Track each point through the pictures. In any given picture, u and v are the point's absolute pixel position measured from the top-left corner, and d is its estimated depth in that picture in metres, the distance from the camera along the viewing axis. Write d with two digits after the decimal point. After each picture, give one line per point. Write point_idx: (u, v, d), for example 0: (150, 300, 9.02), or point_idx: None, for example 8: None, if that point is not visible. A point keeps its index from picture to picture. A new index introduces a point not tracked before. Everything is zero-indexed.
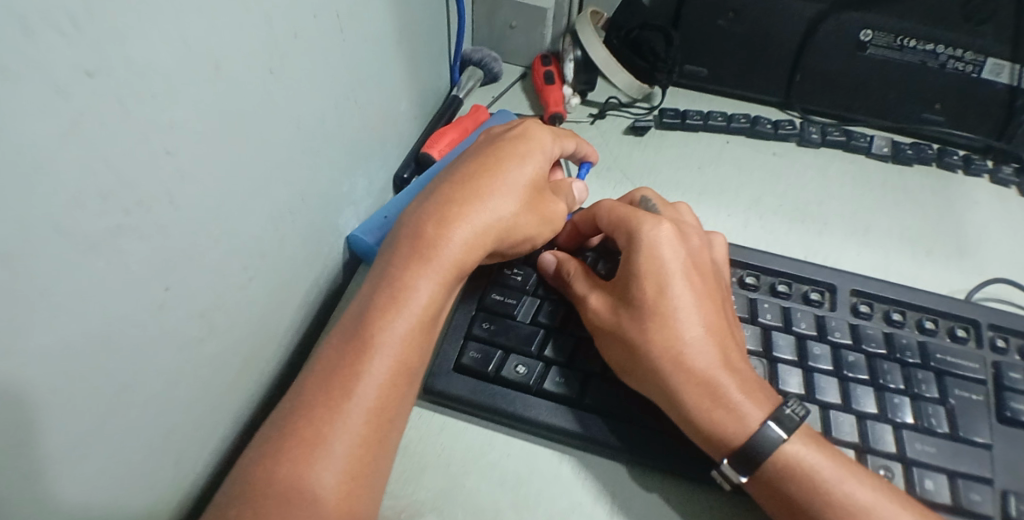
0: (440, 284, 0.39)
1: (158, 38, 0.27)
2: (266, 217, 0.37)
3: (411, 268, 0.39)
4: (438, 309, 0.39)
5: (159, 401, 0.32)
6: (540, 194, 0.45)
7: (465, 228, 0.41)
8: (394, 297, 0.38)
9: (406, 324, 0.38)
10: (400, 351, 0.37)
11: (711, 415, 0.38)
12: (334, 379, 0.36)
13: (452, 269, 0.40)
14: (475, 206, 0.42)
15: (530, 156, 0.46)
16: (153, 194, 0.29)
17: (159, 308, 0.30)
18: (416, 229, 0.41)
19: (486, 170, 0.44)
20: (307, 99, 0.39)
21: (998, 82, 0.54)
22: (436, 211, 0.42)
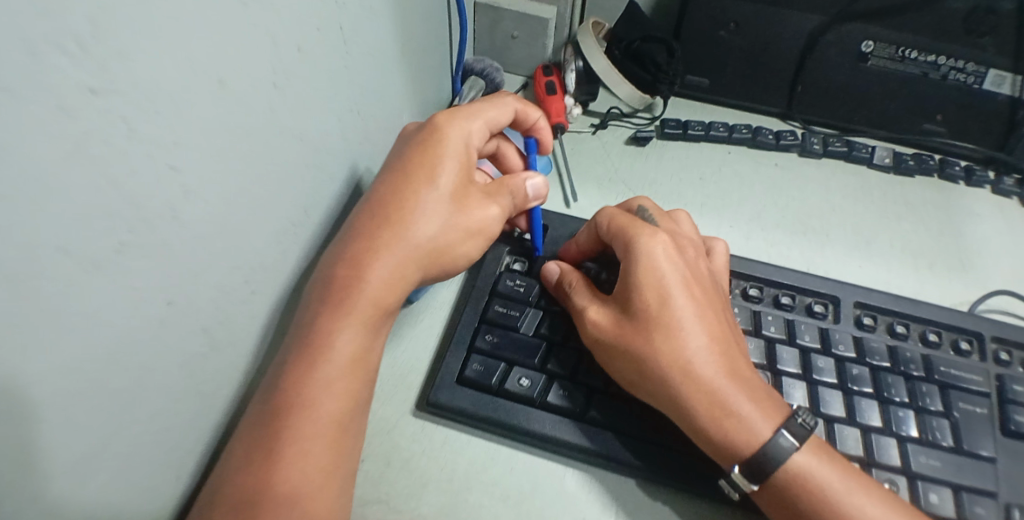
0: (364, 324, 0.38)
1: (162, 54, 0.27)
2: (269, 231, 0.37)
3: (332, 312, 0.37)
4: (365, 345, 0.38)
5: (160, 417, 0.32)
6: (466, 202, 0.42)
7: (383, 262, 0.39)
8: (315, 342, 0.36)
9: (334, 366, 0.37)
10: (334, 394, 0.36)
11: (720, 425, 0.37)
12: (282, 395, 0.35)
13: (373, 306, 0.38)
14: (393, 233, 0.40)
15: (449, 158, 0.42)
16: (157, 210, 0.28)
17: (163, 324, 0.30)
18: (334, 265, 0.39)
19: (405, 182, 0.41)
20: (310, 112, 0.39)
21: (999, 93, 0.54)
22: (356, 243, 0.39)
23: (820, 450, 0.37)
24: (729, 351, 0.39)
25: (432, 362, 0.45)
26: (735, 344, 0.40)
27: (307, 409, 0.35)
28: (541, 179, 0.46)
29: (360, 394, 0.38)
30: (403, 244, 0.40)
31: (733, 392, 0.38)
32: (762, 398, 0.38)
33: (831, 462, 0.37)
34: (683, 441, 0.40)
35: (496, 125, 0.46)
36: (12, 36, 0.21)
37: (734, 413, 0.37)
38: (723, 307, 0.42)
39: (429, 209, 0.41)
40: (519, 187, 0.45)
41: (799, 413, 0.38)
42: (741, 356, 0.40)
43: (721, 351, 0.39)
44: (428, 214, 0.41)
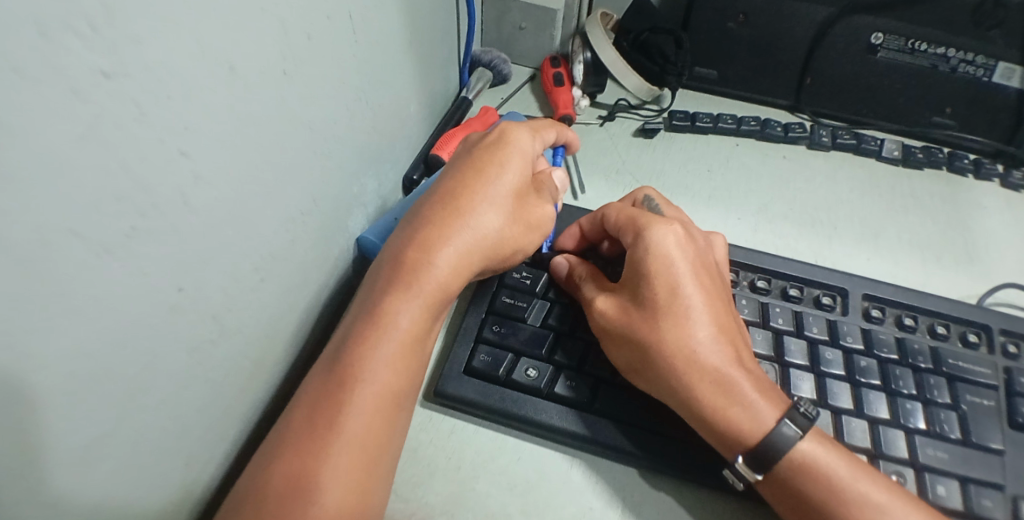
0: (427, 308, 0.38)
1: (173, 40, 0.27)
2: (278, 220, 0.37)
3: (395, 293, 0.38)
4: (424, 329, 0.38)
5: (171, 401, 0.32)
6: (528, 198, 0.43)
7: (448, 246, 0.39)
8: (377, 321, 0.37)
9: (393, 348, 0.37)
10: (387, 374, 0.36)
11: (724, 415, 0.38)
12: (336, 375, 0.35)
13: (438, 291, 0.39)
14: (458, 219, 0.40)
15: (514, 153, 0.43)
16: (169, 197, 0.28)
17: (173, 310, 0.30)
18: (403, 248, 0.39)
19: (470, 174, 0.42)
20: (319, 100, 0.38)
21: (1009, 87, 0.54)
22: (422, 229, 0.40)
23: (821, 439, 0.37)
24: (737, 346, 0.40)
25: (440, 352, 0.45)
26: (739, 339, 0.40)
27: (359, 385, 0.35)
28: (562, 172, 0.47)
29: (413, 376, 0.38)
30: (467, 230, 0.40)
31: (762, 384, 0.38)
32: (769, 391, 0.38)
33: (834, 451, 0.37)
34: (692, 432, 0.40)
35: (547, 135, 0.47)
36: (26, 21, 0.21)
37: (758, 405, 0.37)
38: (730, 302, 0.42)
39: (490, 200, 0.41)
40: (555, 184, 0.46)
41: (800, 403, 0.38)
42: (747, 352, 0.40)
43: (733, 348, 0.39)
44: (492, 204, 0.41)
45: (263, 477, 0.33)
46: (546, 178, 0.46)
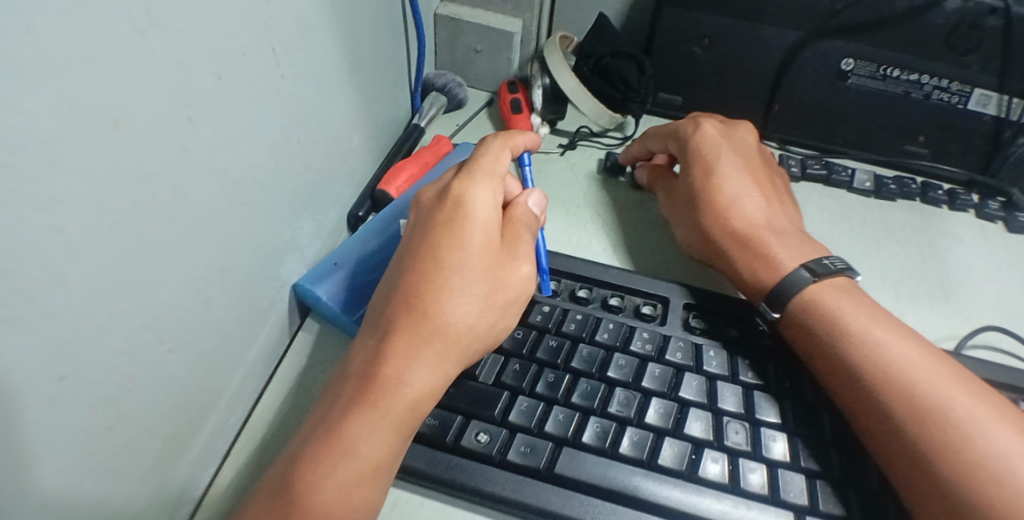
0: (394, 429, 0.34)
1: (39, 98, 0.23)
2: (189, 280, 0.32)
3: (356, 411, 0.33)
4: (391, 453, 0.34)
5: (57, 503, 0.27)
6: (505, 275, 0.38)
7: (416, 355, 0.35)
8: (334, 442, 0.32)
9: (352, 476, 0.32)
10: (340, 508, 0.32)
11: (747, 241, 0.45)
12: (283, 509, 0.31)
13: (406, 408, 0.34)
14: (428, 323, 0.35)
15: (474, 230, 0.38)
16: (34, 275, 0.24)
17: (51, 403, 0.26)
18: (369, 357, 0.35)
19: (432, 261, 0.37)
20: (236, 143, 0.34)
21: (984, 114, 0.52)
22: (385, 335, 0.35)
23: (828, 319, 0.40)
24: (745, 224, 0.45)
25: None
26: (757, 223, 0.45)
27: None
28: (539, 197, 0.43)
29: (377, 502, 0.33)
30: (438, 336, 0.35)
31: (775, 265, 0.43)
32: (834, 289, 0.41)
33: (844, 327, 0.39)
34: (665, 502, 0.35)
35: (504, 168, 0.41)
36: None
37: (752, 280, 0.44)
38: (775, 192, 0.48)
39: (463, 294, 0.36)
40: (531, 225, 0.41)
41: (823, 259, 0.42)
42: (780, 235, 0.45)
43: (738, 229, 0.45)
44: (465, 298, 0.36)
45: None
46: (519, 223, 0.41)
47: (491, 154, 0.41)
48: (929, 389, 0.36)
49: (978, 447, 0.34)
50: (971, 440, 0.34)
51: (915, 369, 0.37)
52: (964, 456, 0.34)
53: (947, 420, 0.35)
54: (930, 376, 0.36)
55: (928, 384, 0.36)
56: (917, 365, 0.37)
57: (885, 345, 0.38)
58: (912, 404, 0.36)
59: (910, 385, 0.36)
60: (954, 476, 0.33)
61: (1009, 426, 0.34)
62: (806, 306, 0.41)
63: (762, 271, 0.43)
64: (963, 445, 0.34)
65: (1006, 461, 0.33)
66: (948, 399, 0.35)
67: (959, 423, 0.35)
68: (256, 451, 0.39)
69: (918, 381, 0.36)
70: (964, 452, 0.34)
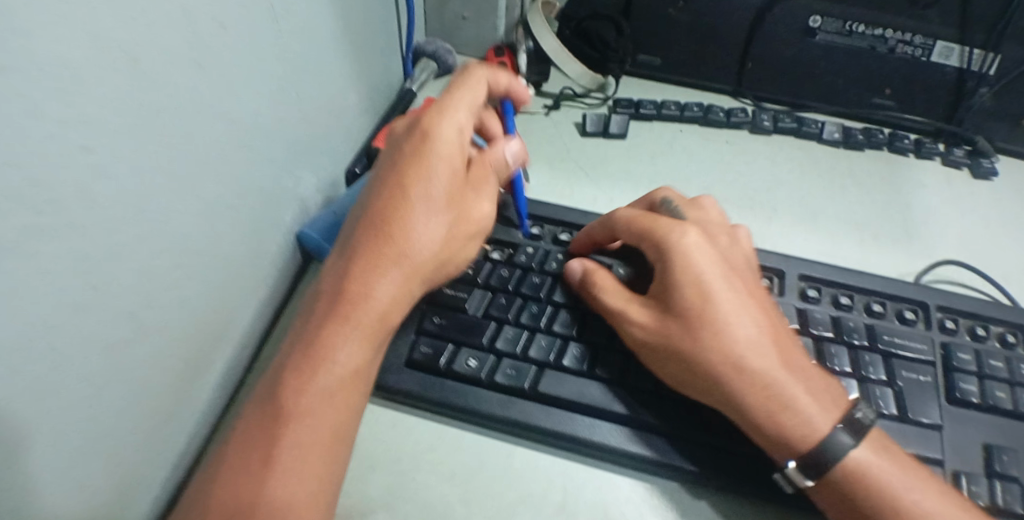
0: (366, 339, 0.37)
1: (66, 33, 0.26)
2: (198, 214, 0.36)
3: (329, 328, 0.36)
4: (365, 363, 0.37)
5: (89, 407, 0.30)
6: (464, 204, 0.41)
7: (381, 272, 0.37)
8: (309, 355, 0.35)
9: (332, 384, 0.35)
10: (323, 414, 0.35)
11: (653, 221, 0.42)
12: (272, 410, 0.34)
13: (376, 322, 0.37)
14: (393, 246, 0.38)
15: (438, 160, 0.40)
16: (65, 193, 0.27)
17: (80, 310, 0.29)
18: (338, 279, 0.37)
19: (399, 188, 0.39)
20: (238, 91, 0.37)
21: (947, 65, 0.54)
22: (353, 259, 0.38)
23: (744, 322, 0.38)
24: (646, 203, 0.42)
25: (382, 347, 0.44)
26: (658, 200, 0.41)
27: (295, 426, 0.34)
28: (518, 142, 0.45)
29: (356, 410, 0.37)
30: (406, 259, 0.38)
31: (699, 268, 0.38)
32: (745, 290, 0.39)
33: (700, 330, 0.37)
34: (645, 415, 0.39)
35: (476, 103, 0.43)
36: None
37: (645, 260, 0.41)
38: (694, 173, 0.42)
39: (427, 220, 0.39)
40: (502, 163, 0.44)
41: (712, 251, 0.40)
42: (716, 239, 0.42)
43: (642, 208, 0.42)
44: (429, 224, 0.39)
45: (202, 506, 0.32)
46: (488, 164, 0.43)
47: (460, 89, 0.43)
48: (758, 401, 0.36)
49: (848, 468, 0.35)
50: (819, 459, 0.35)
51: (722, 370, 0.36)
52: (833, 470, 0.35)
53: (781, 432, 0.36)
54: (754, 380, 0.36)
55: (738, 391, 0.36)
56: (768, 375, 0.36)
57: (769, 354, 0.37)
58: (786, 414, 0.36)
59: (723, 385, 0.36)
60: (814, 488, 0.35)
61: (882, 450, 0.35)
62: (699, 308, 0.37)
63: (673, 267, 0.39)
64: (820, 468, 0.35)
65: (869, 482, 0.35)
66: (812, 415, 0.35)
67: (813, 439, 0.35)
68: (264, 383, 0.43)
69: (791, 392, 0.36)
70: (833, 472, 0.35)
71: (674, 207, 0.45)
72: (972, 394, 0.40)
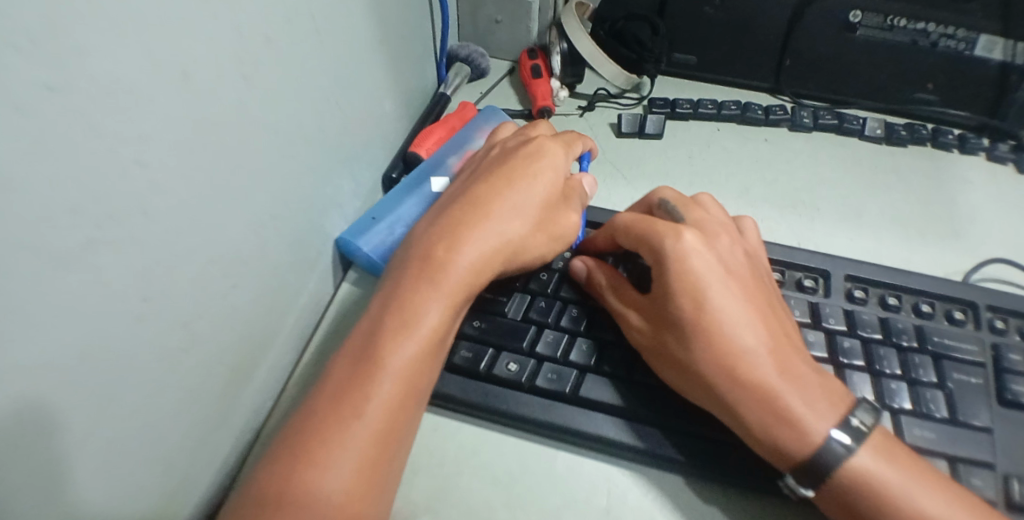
0: (451, 305, 0.37)
1: (124, 51, 0.27)
2: (246, 223, 0.36)
3: (417, 289, 0.37)
4: (448, 328, 0.37)
5: (147, 415, 0.31)
6: (553, 207, 0.43)
7: (469, 246, 0.39)
8: (399, 314, 0.36)
9: (417, 343, 0.36)
10: (402, 378, 0.35)
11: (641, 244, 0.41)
12: (357, 368, 0.35)
13: (460, 290, 0.38)
14: (483, 224, 0.40)
15: (544, 172, 0.44)
16: (125, 205, 0.28)
17: (139, 320, 0.29)
18: (429, 248, 0.39)
19: (497, 182, 0.43)
20: (283, 101, 0.38)
21: (991, 59, 0.53)
22: (445, 231, 0.40)
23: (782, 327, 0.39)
24: (639, 232, 0.41)
25: None
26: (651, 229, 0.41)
27: (379, 377, 0.34)
28: (591, 180, 0.48)
29: (430, 376, 0.37)
30: (492, 234, 0.40)
31: (690, 277, 0.38)
32: (744, 295, 0.38)
33: (691, 339, 0.37)
34: (692, 420, 0.39)
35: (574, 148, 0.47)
36: None
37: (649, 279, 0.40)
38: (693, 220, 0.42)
39: (515, 209, 0.41)
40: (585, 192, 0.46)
41: (727, 260, 0.40)
42: (715, 238, 0.41)
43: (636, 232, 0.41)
44: (519, 213, 0.41)
45: (256, 492, 0.31)
46: (574, 192, 0.46)
47: (567, 138, 0.48)
48: (753, 410, 0.36)
49: (849, 475, 0.34)
50: (814, 468, 0.34)
51: (714, 380, 0.37)
52: (834, 479, 0.34)
53: (774, 439, 0.35)
54: (754, 391, 0.36)
55: (739, 399, 0.36)
56: (767, 382, 0.36)
57: (772, 363, 0.36)
58: (779, 424, 0.35)
59: (717, 394, 0.37)
60: (816, 496, 0.35)
61: (882, 456, 0.34)
62: (691, 317, 0.38)
63: (666, 277, 0.39)
64: (817, 478, 0.34)
65: (869, 490, 0.34)
66: (811, 423, 0.35)
67: (812, 446, 0.34)
68: (309, 387, 0.44)
69: (786, 399, 0.35)
70: (832, 480, 0.34)
71: (672, 207, 0.44)
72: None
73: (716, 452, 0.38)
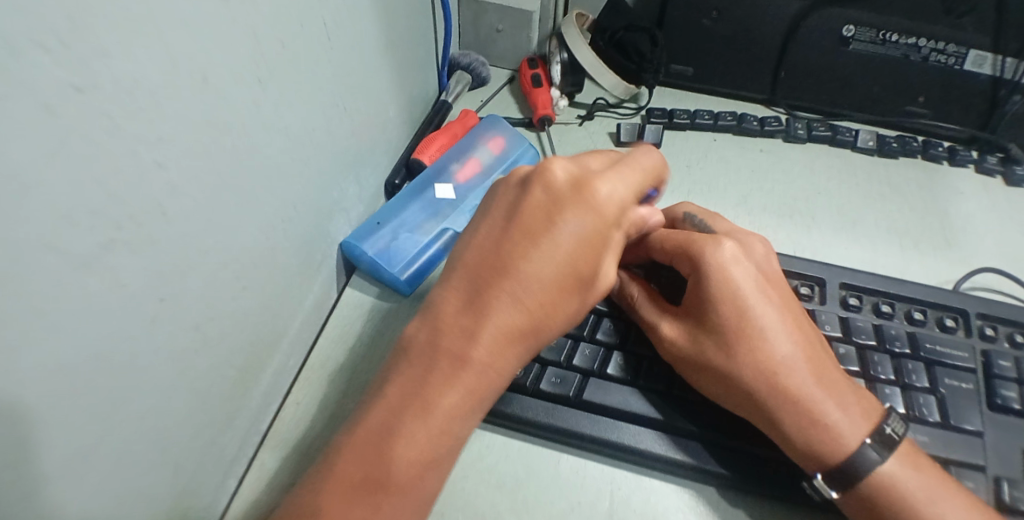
0: (470, 398, 0.34)
1: (147, 55, 0.27)
2: (257, 227, 0.37)
3: (434, 386, 0.34)
4: (466, 420, 0.34)
5: (157, 414, 0.31)
6: (593, 260, 0.36)
7: (488, 333, 0.34)
8: (416, 415, 0.33)
9: (435, 443, 0.34)
10: (436, 470, 0.34)
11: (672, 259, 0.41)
12: (367, 469, 0.32)
13: (478, 380, 0.34)
14: (495, 302, 0.35)
15: (575, 220, 0.36)
16: (144, 208, 0.28)
17: (153, 320, 0.30)
18: (438, 333, 0.35)
19: (512, 244, 0.36)
20: (294, 106, 0.38)
21: (981, 73, 0.54)
22: (459, 311, 0.35)
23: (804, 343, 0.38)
24: (676, 244, 0.41)
25: None
26: (693, 239, 0.40)
27: (396, 482, 0.33)
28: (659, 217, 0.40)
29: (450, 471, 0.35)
30: (516, 311, 0.35)
31: (731, 285, 0.38)
32: (784, 304, 0.39)
33: (733, 344, 0.38)
34: (696, 425, 0.40)
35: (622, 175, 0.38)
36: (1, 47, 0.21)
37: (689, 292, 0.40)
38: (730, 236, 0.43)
39: (536, 274, 0.35)
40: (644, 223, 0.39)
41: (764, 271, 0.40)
42: (750, 250, 0.42)
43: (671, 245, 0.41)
44: (538, 280, 0.35)
45: None
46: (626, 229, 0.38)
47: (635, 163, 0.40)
48: (789, 415, 0.36)
49: (876, 481, 0.35)
50: (847, 471, 0.35)
51: (757, 387, 0.37)
52: (863, 484, 0.35)
53: (811, 444, 0.36)
54: (793, 395, 0.36)
55: (779, 406, 0.37)
56: (806, 390, 0.36)
57: (807, 374, 0.37)
58: (817, 428, 0.36)
59: (757, 402, 0.37)
60: (841, 498, 0.36)
61: (909, 463, 0.36)
62: (733, 323, 0.38)
63: (703, 284, 0.39)
64: (846, 481, 0.35)
65: (893, 494, 0.35)
66: (844, 429, 0.36)
67: (844, 453, 0.35)
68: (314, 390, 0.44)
69: (825, 408, 0.36)
70: (862, 484, 0.35)
71: (699, 220, 0.45)
72: (1014, 400, 0.40)
73: (716, 454, 0.39)
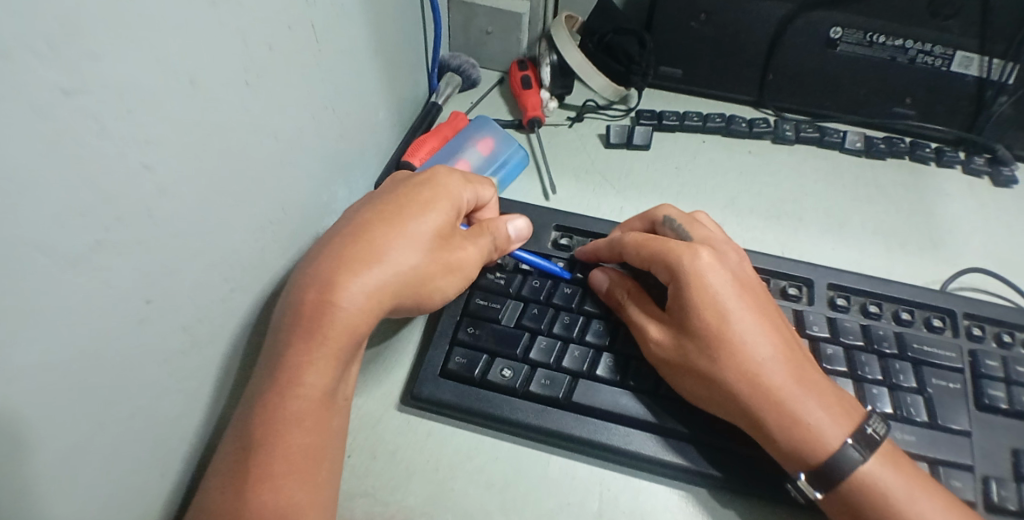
0: (333, 357, 0.36)
1: (137, 56, 0.27)
2: (245, 229, 0.36)
3: (303, 347, 0.35)
4: (336, 381, 0.37)
5: (145, 418, 0.31)
6: (446, 243, 0.41)
7: (358, 292, 0.37)
8: (283, 378, 0.35)
9: (304, 406, 0.35)
10: (308, 429, 0.35)
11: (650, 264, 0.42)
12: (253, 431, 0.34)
13: (344, 339, 0.36)
14: (366, 263, 0.37)
15: (428, 205, 0.41)
16: (131, 209, 0.28)
17: (142, 322, 0.30)
18: (307, 292, 0.36)
19: (376, 220, 0.39)
20: (283, 108, 0.38)
21: (967, 75, 0.55)
22: (320, 272, 0.37)
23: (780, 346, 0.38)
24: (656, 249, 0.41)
25: (416, 356, 0.45)
26: (672, 248, 0.41)
27: (269, 443, 0.34)
28: (522, 221, 0.45)
29: (331, 433, 0.37)
30: (384, 275, 0.38)
31: (706, 291, 0.39)
32: (759, 307, 0.39)
33: (712, 349, 0.38)
34: (686, 427, 0.40)
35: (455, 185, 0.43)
36: None
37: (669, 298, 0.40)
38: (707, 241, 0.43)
39: (407, 242, 0.39)
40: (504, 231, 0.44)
41: (739, 275, 0.41)
42: (725, 255, 0.42)
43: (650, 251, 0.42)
44: (410, 244, 0.39)
45: None
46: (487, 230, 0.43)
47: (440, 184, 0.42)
48: (770, 414, 0.37)
49: (861, 481, 0.35)
50: (829, 471, 0.35)
51: (736, 390, 0.37)
52: (846, 483, 0.35)
53: (794, 443, 0.36)
54: (768, 397, 0.37)
55: (759, 408, 0.37)
56: (782, 391, 0.37)
57: (782, 373, 0.37)
58: (797, 429, 0.36)
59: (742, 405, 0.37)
60: (824, 498, 0.36)
61: (891, 462, 0.36)
62: (711, 328, 0.38)
63: (682, 291, 0.39)
64: (828, 480, 0.36)
65: (880, 494, 0.35)
66: (824, 429, 0.36)
67: (825, 451, 0.36)
68: None
69: (806, 407, 0.36)
70: (845, 483, 0.35)
71: (678, 225, 0.44)
72: (1000, 400, 0.41)
73: (708, 456, 0.39)
